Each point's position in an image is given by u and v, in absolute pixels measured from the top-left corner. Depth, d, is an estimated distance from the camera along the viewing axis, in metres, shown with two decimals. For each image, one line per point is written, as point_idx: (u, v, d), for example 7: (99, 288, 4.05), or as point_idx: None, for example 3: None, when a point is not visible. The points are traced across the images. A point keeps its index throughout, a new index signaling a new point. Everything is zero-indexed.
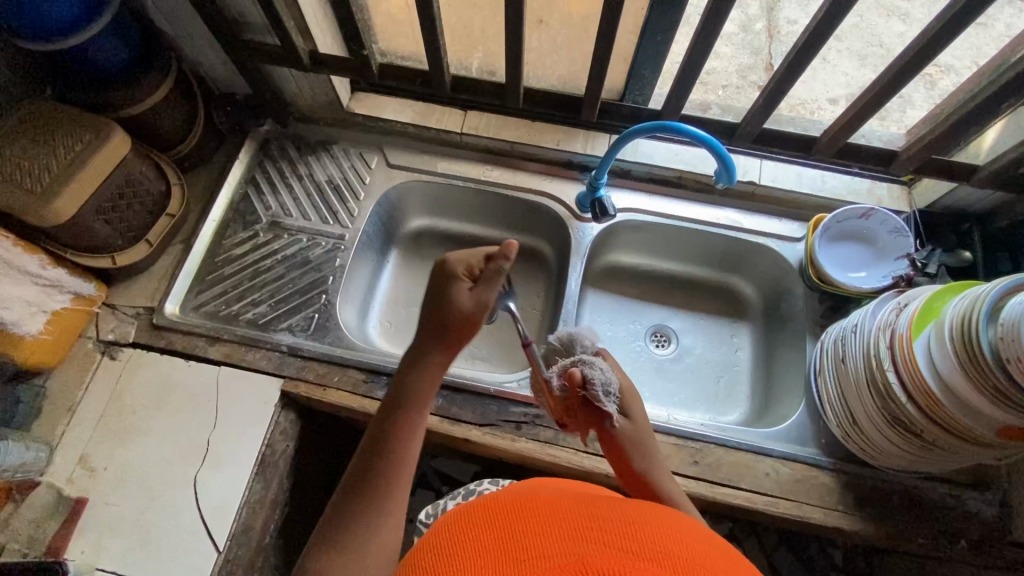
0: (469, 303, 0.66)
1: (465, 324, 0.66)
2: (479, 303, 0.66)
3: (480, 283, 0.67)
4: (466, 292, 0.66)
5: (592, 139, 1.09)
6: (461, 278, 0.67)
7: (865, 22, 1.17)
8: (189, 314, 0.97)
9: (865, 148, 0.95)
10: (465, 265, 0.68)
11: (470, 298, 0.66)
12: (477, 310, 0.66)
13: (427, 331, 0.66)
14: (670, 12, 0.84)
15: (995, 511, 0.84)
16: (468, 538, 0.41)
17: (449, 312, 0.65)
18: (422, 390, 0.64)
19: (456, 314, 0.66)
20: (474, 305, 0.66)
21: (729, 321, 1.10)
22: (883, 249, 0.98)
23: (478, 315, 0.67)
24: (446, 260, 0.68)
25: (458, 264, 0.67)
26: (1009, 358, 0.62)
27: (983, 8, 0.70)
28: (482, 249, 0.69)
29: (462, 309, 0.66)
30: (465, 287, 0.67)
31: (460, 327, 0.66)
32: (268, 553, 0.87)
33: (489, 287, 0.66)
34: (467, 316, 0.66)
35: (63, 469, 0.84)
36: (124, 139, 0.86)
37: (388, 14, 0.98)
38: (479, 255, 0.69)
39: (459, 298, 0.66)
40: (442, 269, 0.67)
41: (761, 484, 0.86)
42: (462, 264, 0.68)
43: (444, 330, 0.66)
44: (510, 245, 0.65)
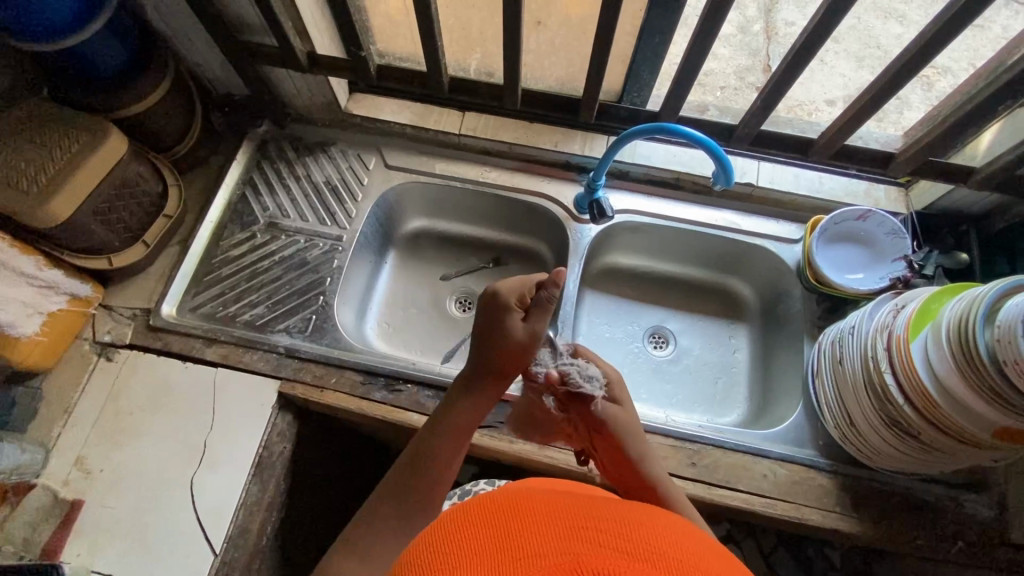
0: (522, 333, 0.70)
1: (518, 354, 0.70)
2: (531, 334, 0.71)
3: (531, 314, 0.71)
4: (518, 323, 0.71)
5: (590, 140, 1.09)
6: (515, 309, 0.71)
7: (861, 24, 1.16)
8: (187, 315, 0.96)
9: (862, 150, 0.95)
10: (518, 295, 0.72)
11: (523, 328, 0.71)
12: (529, 341, 0.71)
13: (479, 359, 0.70)
14: (667, 14, 0.84)
15: (993, 512, 0.84)
16: (464, 533, 0.40)
17: (505, 343, 0.70)
18: (470, 414, 0.68)
19: (511, 345, 0.70)
20: (526, 336, 0.70)
21: (727, 322, 1.10)
22: (880, 251, 0.98)
23: (530, 345, 0.71)
24: (499, 289, 0.72)
25: (512, 293, 0.72)
26: (1005, 360, 0.62)
27: (980, 10, 0.70)
28: (532, 278, 0.74)
29: (517, 340, 0.70)
30: (518, 317, 0.71)
31: (512, 357, 0.70)
32: (264, 554, 0.87)
33: (541, 319, 0.71)
34: (519, 346, 0.70)
35: (59, 470, 0.84)
36: (121, 139, 0.86)
37: (386, 15, 0.98)
38: (530, 285, 0.73)
39: (512, 329, 0.70)
40: (497, 298, 0.71)
41: (758, 485, 0.86)
42: (515, 294, 0.72)
43: (496, 358, 0.69)
44: (561, 274, 0.71)
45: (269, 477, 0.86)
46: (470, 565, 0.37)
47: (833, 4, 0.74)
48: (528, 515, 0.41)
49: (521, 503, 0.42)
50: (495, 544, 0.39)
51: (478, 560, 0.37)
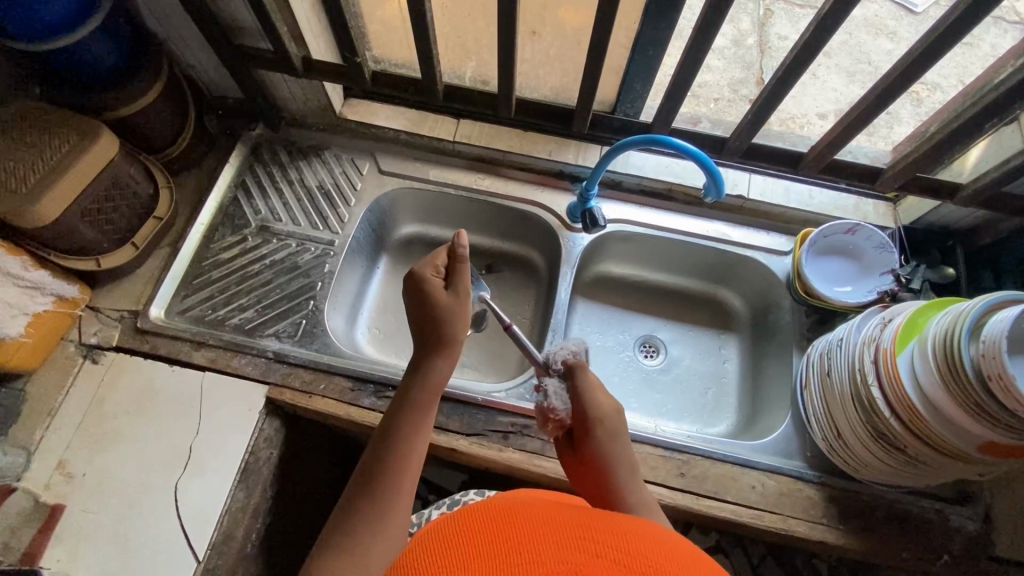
0: (445, 299, 0.69)
1: (450, 320, 0.68)
2: (457, 298, 0.69)
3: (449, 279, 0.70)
4: (441, 292, 0.69)
5: (584, 149, 1.09)
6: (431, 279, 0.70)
7: (853, 40, 1.19)
8: (176, 318, 0.96)
9: (852, 164, 0.96)
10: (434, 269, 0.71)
11: (446, 293, 0.69)
12: (455, 305, 0.68)
13: (421, 336, 0.68)
14: (662, 27, 0.85)
15: (978, 526, 0.85)
16: (460, 540, 0.40)
17: (432, 313, 0.68)
18: (428, 387, 0.65)
19: (438, 313, 0.68)
20: (450, 301, 0.68)
21: (717, 332, 1.10)
22: (868, 265, 0.99)
23: (459, 308, 0.68)
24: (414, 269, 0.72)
25: (425, 269, 0.71)
26: (991, 376, 0.63)
27: (967, 30, 0.71)
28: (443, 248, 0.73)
29: (442, 306, 0.68)
30: (438, 286, 0.70)
31: (445, 322, 0.67)
32: (248, 561, 0.86)
33: (460, 282, 0.69)
34: (446, 310, 0.68)
35: (40, 474, 0.82)
36: (112, 141, 0.85)
37: (383, 22, 0.98)
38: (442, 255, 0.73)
39: (436, 297, 0.69)
40: (412, 278, 0.71)
41: (746, 497, 0.86)
42: (430, 267, 0.72)
43: (433, 328, 0.67)
44: (460, 235, 0.69)
45: (255, 482, 0.86)
46: (470, 568, 0.37)
47: (825, 21, 0.74)
48: (524, 523, 0.41)
49: (517, 514, 0.42)
50: (491, 549, 0.39)
51: (478, 565, 0.37)
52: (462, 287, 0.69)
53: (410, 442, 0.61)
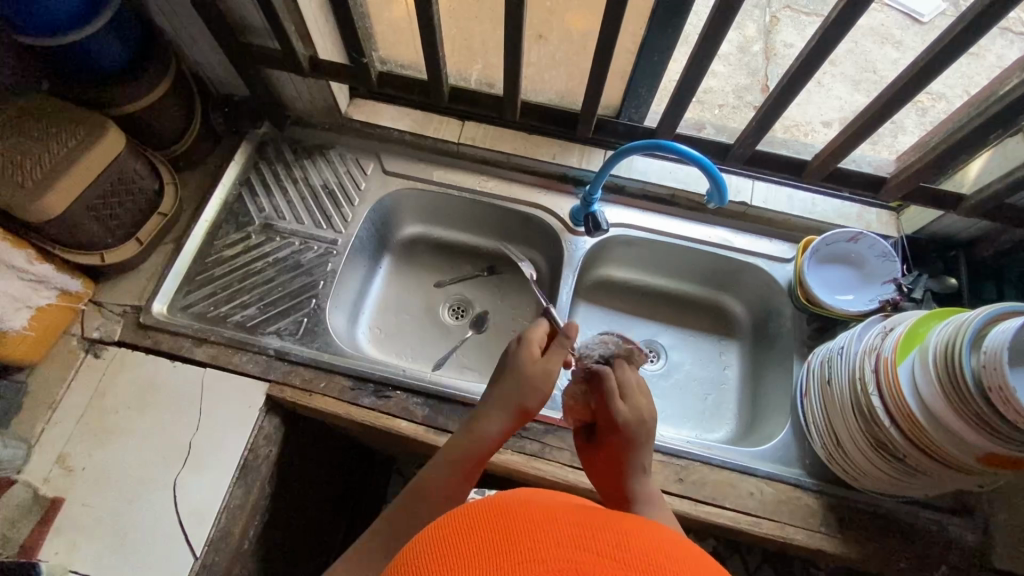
0: (535, 370, 0.72)
1: (533, 390, 0.71)
2: (546, 371, 0.72)
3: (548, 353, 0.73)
4: (535, 361, 0.73)
5: (587, 153, 1.10)
6: (533, 347, 0.74)
7: (859, 48, 1.19)
8: (177, 314, 0.96)
9: (855, 173, 0.96)
10: (532, 341, 0.74)
11: (538, 364, 0.72)
12: (544, 378, 0.71)
13: (503, 396, 0.71)
14: (668, 32, 0.85)
15: (978, 537, 0.85)
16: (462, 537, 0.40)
17: (519, 376, 0.72)
18: (475, 453, 0.69)
19: (525, 379, 0.71)
20: (540, 373, 0.72)
21: (718, 338, 1.11)
22: (870, 274, 0.99)
23: (545, 381, 0.72)
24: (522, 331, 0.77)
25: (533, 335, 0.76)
26: (991, 387, 0.63)
27: (972, 42, 0.71)
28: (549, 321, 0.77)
29: (532, 376, 0.71)
30: (534, 354, 0.73)
31: (529, 393, 0.71)
32: (244, 556, 0.86)
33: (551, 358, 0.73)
34: (531, 380, 0.71)
35: (40, 467, 0.83)
36: (119, 136, 0.86)
37: (390, 23, 0.99)
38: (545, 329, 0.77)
39: (530, 363, 0.73)
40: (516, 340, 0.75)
41: (744, 503, 0.86)
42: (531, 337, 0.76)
43: (522, 394, 0.71)
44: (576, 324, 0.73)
45: (253, 479, 0.86)
46: (469, 566, 0.37)
47: (831, 29, 0.74)
48: (524, 521, 0.41)
49: (516, 512, 0.42)
50: (492, 545, 0.39)
51: (477, 562, 0.37)
52: (552, 366, 0.72)
53: (436, 501, 0.67)
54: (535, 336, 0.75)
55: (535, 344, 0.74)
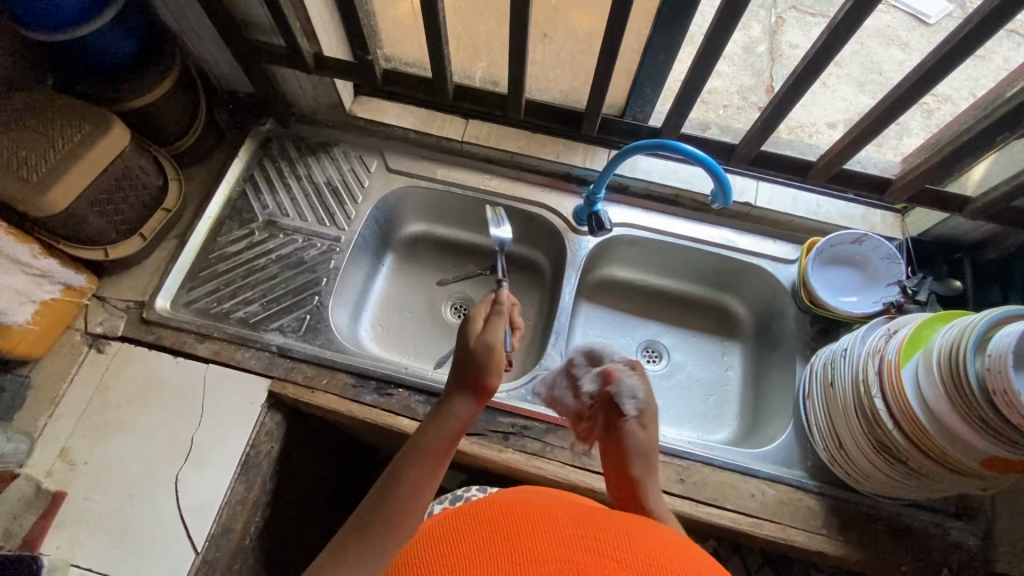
0: (478, 344, 0.70)
1: (484, 363, 0.69)
2: (489, 342, 0.70)
3: (487, 327, 0.72)
4: (478, 334, 0.71)
5: (591, 153, 1.09)
6: (475, 323, 0.73)
7: (865, 49, 1.19)
8: (180, 310, 0.96)
9: (860, 175, 0.96)
10: (475, 316, 0.74)
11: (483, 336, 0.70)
12: (487, 348, 0.69)
13: (461, 377, 0.70)
14: (674, 32, 0.85)
15: (978, 542, 0.84)
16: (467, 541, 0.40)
17: (471, 352, 0.70)
18: (444, 435, 0.65)
19: (476, 354, 0.69)
20: (482, 344, 0.69)
21: (720, 339, 1.10)
22: (874, 276, 0.99)
23: (492, 354, 0.69)
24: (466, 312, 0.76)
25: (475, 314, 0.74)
26: (995, 391, 0.63)
27: (979, 43, 0.71)
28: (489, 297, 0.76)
29: (480, 348, 0.69)
30: (475, 330, 0.72)
31: (480, 368, 0.68)
32: (245, 552, 0.87)
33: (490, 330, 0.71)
34: (479, 354, 0.69)
35: (43, 461, 0.83)
36: (123, 133, 0.85)
37: (395, 21, 0.99)
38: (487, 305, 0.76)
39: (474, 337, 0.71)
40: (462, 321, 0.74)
41: (745, 504, 0.86)
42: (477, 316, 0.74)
43: (477, 372, 0.69)
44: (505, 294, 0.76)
45: (255, 475, 0.86)
46: (470, 566, 0.38)
47: (838, 30, 0.74)
48: (524, 522, 0.41)
49: (518, 515, 0.42)
50: (493, 548, 0.39)
51: (480, 564, 0.38)
52: (494, 339, 0.70)
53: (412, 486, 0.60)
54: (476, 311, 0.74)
55: (479, 319, 0.73)
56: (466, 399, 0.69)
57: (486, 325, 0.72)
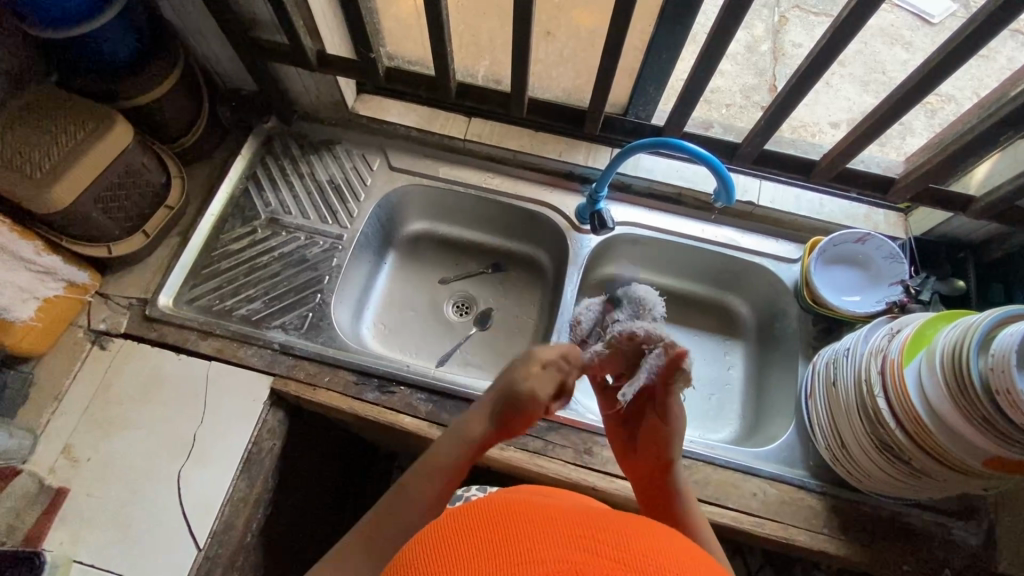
0: (526, 391, 0.63)
1: (525, 411, 0.65)
2: (536, 393, 0.63)
3: (545, 373, 0.64)
4: (528, 379, 0.63)
5: (593, 152, 1.09)
6: (533, 367, 0.64)
7: (868, 49, 1.19)
8: (183, 307, 0.96)
9: (863, 174, 0.96)
10: (532, 358, 0.64)
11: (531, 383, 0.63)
12: (535, 400, 0.64)
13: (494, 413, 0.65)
14: (677, 31, 0.84)
15: (981, 541, 0.84)
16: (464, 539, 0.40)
17: (514, 395, 0.64)
18: (457, 466, 0.63)
19: (519, 401, 0.64)
20: (530, 395, 0.63)
21: (723, 338, 1.10)
22: (877, 275, 0.99)
23: (536, 406, 0.65)
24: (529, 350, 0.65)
25: (536, 356, 0.64)
26: (998, 390, 0.62)
27: (984, 42, 0.71)
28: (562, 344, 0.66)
29: (525, 397, 0.63)
30: (531, 375, 0.64)
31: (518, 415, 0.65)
32: (247, 549, 0.87)
33: (546, 380, 0.64)
34: (519, 399, 0.63)
35: (45, 457, 0.83)
36: (125, 128, 0.86)
37: (398, 18, 0.99)
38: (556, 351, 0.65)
39: (524, 382, 0.64)
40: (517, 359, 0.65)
41: (747, 503, 0.86)
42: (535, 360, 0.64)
43: (513, 414, 0.65)
44: None
45: (257, 473, 0.86)
46: (469, 566, 0.37)
47: (842, 28, 0.74)
48: (523, 522, 0.41)
49: (515, 511, 0.42)
50: (492, 547, 0.39)
51: (477, 563, 0.37)
52: (541, 391, 0.63)
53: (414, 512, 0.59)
54: (535, 355, 0.64)
55: (538, 365, 0.64)
56: (486, 433, 0.65)
57: (540, 374, 0.64)
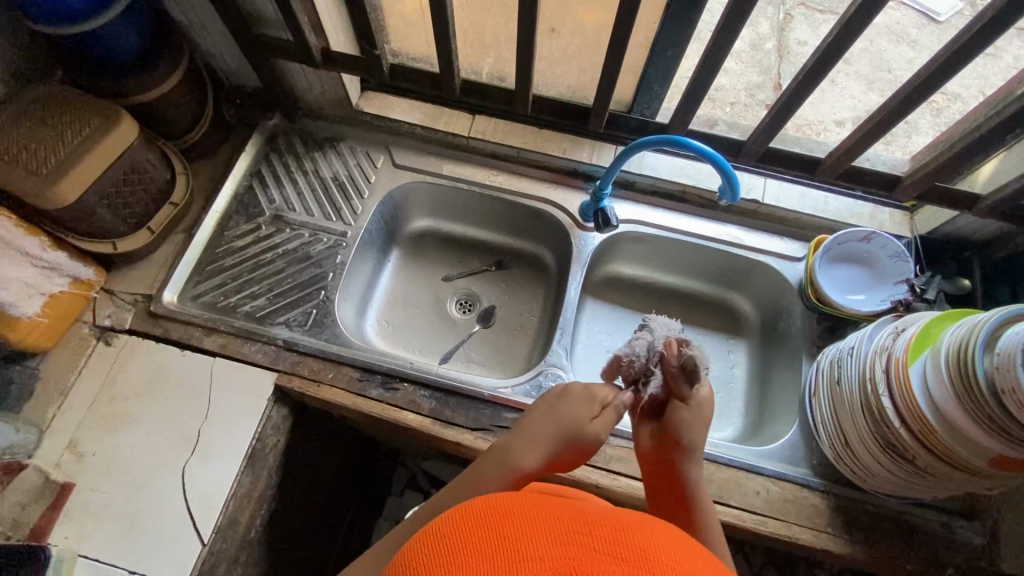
0: (592, 432, 0.66)
1: (580, 450, 0.66)
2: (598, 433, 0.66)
3: (606, 415, 0.67)
4: (591, 420, 0.66)
5: (598, 149, 1.08)
6: (596, 408, 0.67)
7: (874, 47, 1.19)
8: (187, 304, 0.97)
9: (869, 172, 0.95)
10: (592, 396, 0.68)
11: (596, 425, 0.66)
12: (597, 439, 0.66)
13: (548, 446, 0.64)
14: (682, 27, 0.84)
15: (985, 541, 0.84)
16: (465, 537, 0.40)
17: (577, 434, 0.65)
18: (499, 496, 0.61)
19: (581, 440, 0.65)
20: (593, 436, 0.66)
21: (727, 337, 1.10)
22: (882, 274, 0.98)
23: (593, 447, 0.67)
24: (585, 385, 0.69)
25: (599, 396, 0.68)
26: (1004, 390, 0.62)
27: (991, 40, 0.70)
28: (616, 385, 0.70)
29: (588, 436, 0.65)
30: (594, 417, 0.66)
31: (576, 452, 0.65)
32: (250, 544, 0.87)
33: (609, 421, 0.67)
34: (580, 437, 0.65)
35: (51, 453, 0.83)
36: (132, 125, 0.86)
37: (403, 15, 0.99)
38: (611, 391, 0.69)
39: (587, 421, 0.66)
40: (577, 396, 0.68)
41: (749, 501, 0.86)
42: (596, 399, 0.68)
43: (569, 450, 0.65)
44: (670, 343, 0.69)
45: (261, 468, 0.87)
46: (468, 565, 0.37)
47: (848, 25, 0.74)
48: (521, 518, 0.41)
49: (515, 509, 0.42)
50: (493, 547, 0.38)
51: (478, 561, 0.37)
52: (603, 432, 0.67)
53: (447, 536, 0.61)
54: (598, 396, 0.68)
55: (598, 403, 0.68)
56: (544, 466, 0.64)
57: (602, 412, 0.67)
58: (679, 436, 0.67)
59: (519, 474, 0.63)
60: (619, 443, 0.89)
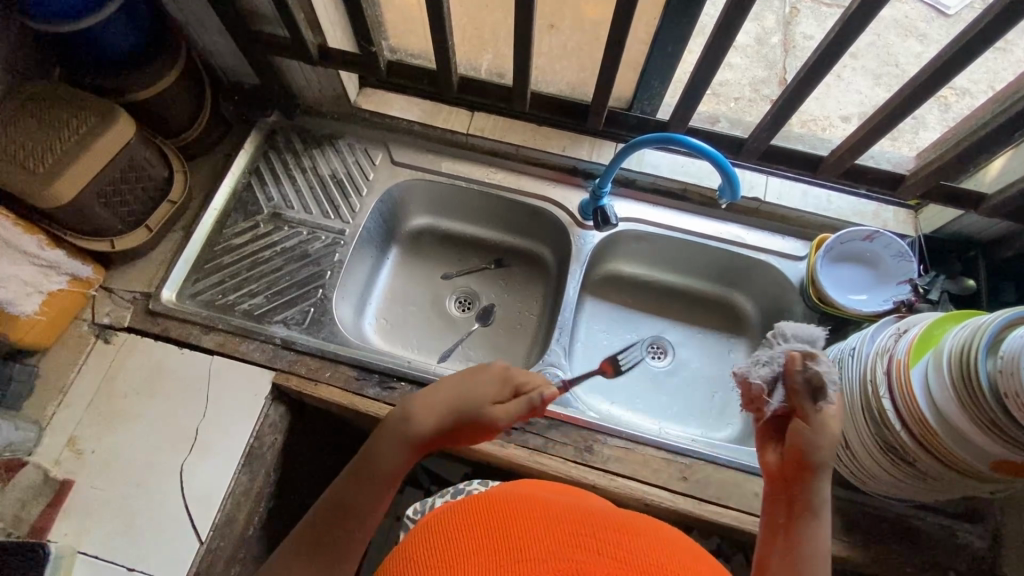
0: (492, 413, 0.64)
1: (477, 429, 0.64)
2: (499, 415, 0.64)
3: (514, 400, 0.65)
4: (493, 402, 0.64)
5: (598, 147, 1.08)
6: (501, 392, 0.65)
7: (881, 41, 1.17)
8: (186, 302, 0.97)
9: (873, 170, 0.94)
10: (506, 379, 0.66)
11: (498, 409, 0.64)
12: (495, 420, 0.64)
13: (444, 418, 0.63)
14: (682, 24, 0.83)
15: (986, 544, 0.83)
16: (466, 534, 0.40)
17: (474, 412, 0.64)
18: (392, 466, 0.61)
19: (478, 419, 0.63)
20: (493, 418, 0.64)
21: (727, 336, 1.09)
22: (885, 273, 0.97)
23: (493, 429, 0.65)
24: (499, 364, 0.68)
25: (508, 379, 0.66)
26: (1007, 393, 0.61)
27: (997, 35, 0.69)
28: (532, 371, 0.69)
29: (484, 416, 0.63)
30: (498, 399, 0.65)
31: (470, 431, 0.64)
32: (249, 542, 0.87)
33: (512, 405, 0.65)
34: (476, 414, 0.64)
35: (50, 450, 0.84)
36: (129, 124, 0.86)
37: (401, 11, 0.98)
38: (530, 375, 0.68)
39: (490, 403, 0.64)
40: (485, 372, 0.66)
41: (749, 504, 0.84)
42: (502, 377, 0.66)
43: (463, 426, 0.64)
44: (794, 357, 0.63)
45: (258, 467, 0.87)
46: (471, 563, 0.37)
47: (849, 22, 0.72)
48: (523, 518, 0.40)
49: (515, 509, 0.42)
50: (494, 546, 0.38)
51: (478, 560, 0.37)
52: (506, 417, 0.64)
53: (356, 509, 0.59)
54: (512, 381, 0.66)
55: (507, 387, 0.66)
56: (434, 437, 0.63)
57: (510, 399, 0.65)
58: (807, 454, 0.58)
59: (414, 442, 0.62)
60: (617, 444, 0.88)
